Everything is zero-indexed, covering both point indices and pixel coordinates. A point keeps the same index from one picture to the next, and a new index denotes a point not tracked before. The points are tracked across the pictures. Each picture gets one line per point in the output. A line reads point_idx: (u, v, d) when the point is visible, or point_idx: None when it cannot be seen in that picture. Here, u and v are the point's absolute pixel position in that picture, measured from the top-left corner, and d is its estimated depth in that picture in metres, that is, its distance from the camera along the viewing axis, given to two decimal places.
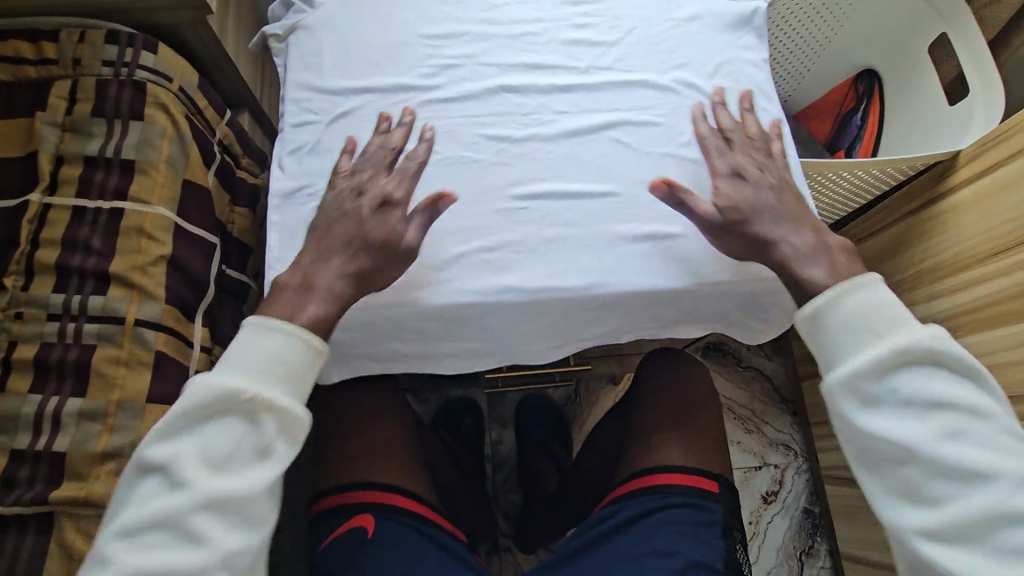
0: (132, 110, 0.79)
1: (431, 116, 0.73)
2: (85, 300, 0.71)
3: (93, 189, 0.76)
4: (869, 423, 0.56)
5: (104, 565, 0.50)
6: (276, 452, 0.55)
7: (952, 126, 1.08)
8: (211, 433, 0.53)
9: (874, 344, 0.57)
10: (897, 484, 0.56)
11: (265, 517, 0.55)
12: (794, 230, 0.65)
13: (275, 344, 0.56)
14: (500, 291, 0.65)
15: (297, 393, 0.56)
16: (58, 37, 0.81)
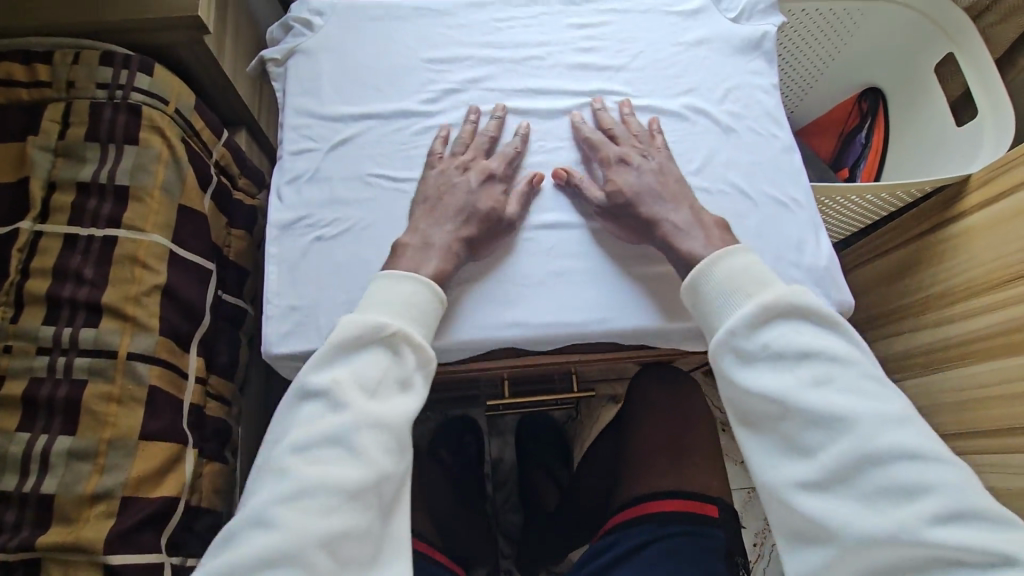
0: (127, 134, 0.77)
1: (433, 143, 0.71)
2: (75, 333, 0.68)
3: (86, 216, 0.73)
4: (746, 379, 0.56)
5: (281, 480, 0.52)
6: (414, 385, 0.57)
7: (963, 147, 1.06)
8: (361, 361, 0.55)
9: (747, 302, 0.58)
10: (780, 447, 0.56)
11: (408, 445, 0.56)
12: (675, 206, 0.65)
13: (406, 288, 0.59)
14: (507, 327, 0.64)
15: (428, 333, 0.59)
16: (51, 59, 0.79)
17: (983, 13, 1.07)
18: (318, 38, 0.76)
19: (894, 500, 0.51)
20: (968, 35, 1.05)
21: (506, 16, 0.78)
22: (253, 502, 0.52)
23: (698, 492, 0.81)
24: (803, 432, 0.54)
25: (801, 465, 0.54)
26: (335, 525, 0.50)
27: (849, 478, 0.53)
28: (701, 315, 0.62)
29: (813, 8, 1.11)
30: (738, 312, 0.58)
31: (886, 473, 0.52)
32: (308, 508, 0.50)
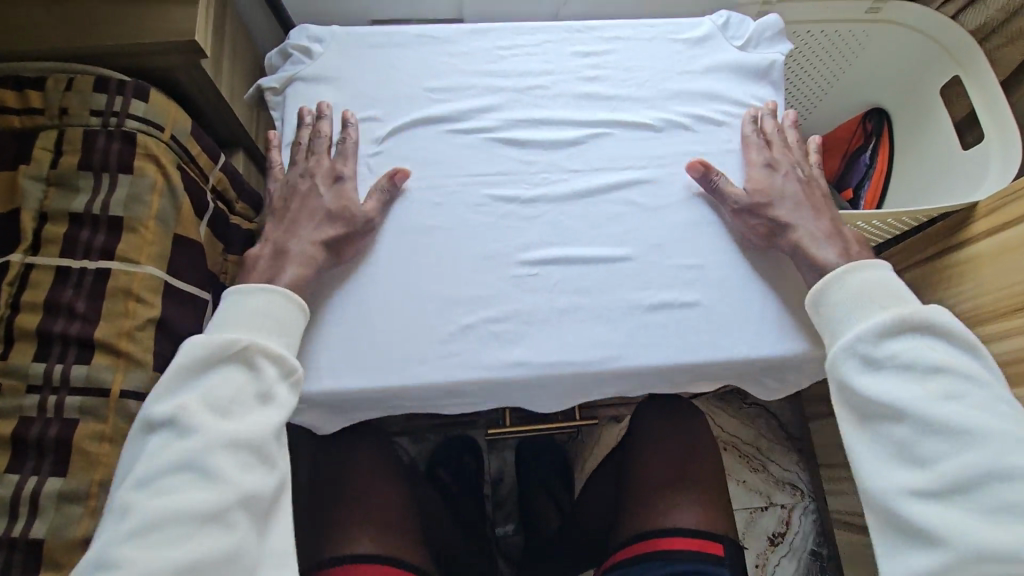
0: (121, 163, 0.76)
1: (435, 174, 0.70)
2: (67, 370, 0.67)
3: (78, 248, 0.72)
4: (870, 384, 0.58)
5: (124, 518, 0.49)
6: (277, 397, 0.56)
7: (970, 170, 1.05)
8: (212, 383, 0.54)
9: (880, 312, 0.59)
10: (892, 453, 0.57)
11: (276, 459, 0.55)
12: (817, 216, 0.67)
13: (260, 302, 0.58)
14: (507, 367, 0.61)
15: (287, 343, 0.58)
16: (44, 85, 0.78)
17: (990, 35, 1.06)
18: (319, 66, 0.75)
19: (1014, 518, 0.51)
20: (973, 56, 1.04)
21: (510, 44, 0.77)
22: (98, 541, 0.49)
23: (700, 529, 0.78)
24: (918, 441, 0.55)
25: (915, 473, 0.55)
26: (197, 550, 0.49)
27: (968, 489, 0.53)
28: (822, 324, 0.63)
29: (819, 30, 1.11)
30: (867, 322, 0.59)
31: (1012, 489, 0.52)
32: (164, 538, 0.49)
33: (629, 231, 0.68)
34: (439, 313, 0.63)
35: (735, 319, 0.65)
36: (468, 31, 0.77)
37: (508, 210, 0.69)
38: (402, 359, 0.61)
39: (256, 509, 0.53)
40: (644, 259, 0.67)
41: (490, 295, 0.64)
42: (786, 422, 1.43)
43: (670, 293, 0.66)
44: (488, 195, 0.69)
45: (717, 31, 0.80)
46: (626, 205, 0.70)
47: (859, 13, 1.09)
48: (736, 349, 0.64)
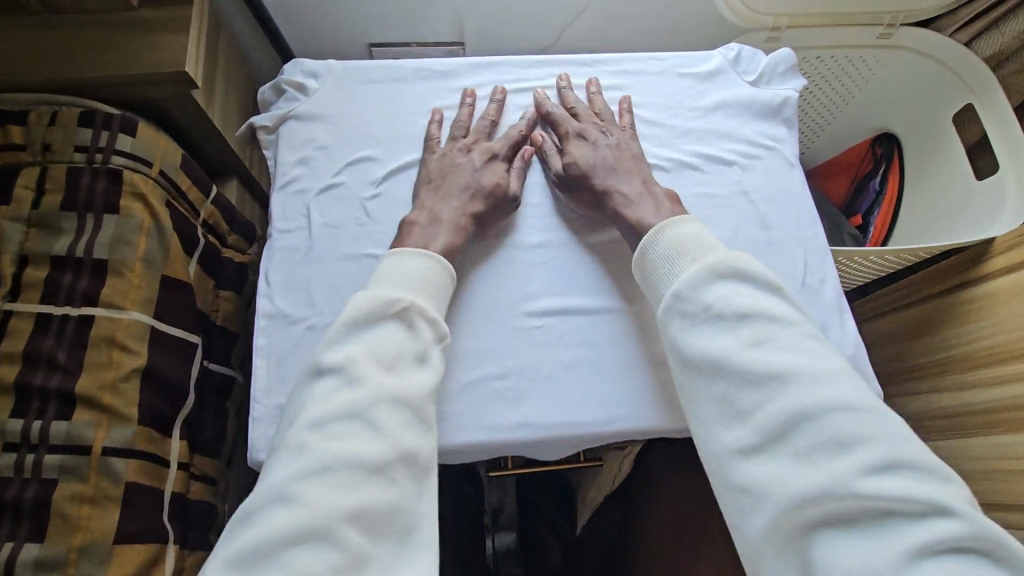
0: (106, 202, 0.72)
1: None
2: (46, 426, 0.63)
3: (61, 293, 0.68)
4: (692, 340, 0.55)
5: (296, 458, 0.48)
6: (432, 359, 0.56)
7: (986, 200, 1.02)
8: (375, 336, 0.54)
9: (692, 263, 0.58)
10: (718, 411, 0.53)
11: (431, 419, 0.54)
12: (624, 177, 0.66)
13: (415, 264, 0.59)
14: (511, 427, 0.58)
15: (440, 309, 0.59)
16: (26, 119, 0.74)
17: (1005, 62, 1.02)
18: (315, 103, 0.72)
19: (829, 455, 0.48)
20: (987, 85, 1.01)
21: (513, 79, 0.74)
22: (268, 479, 0.48)
23: None
24: (736, 391, 0.52)
25: (735, 427, 0.52)
26: (361, 498, 0.47)
27: (785, 437, 0.50)
28: (648, 285, 0.62)
29: (829, 55, 1.10)
30: (683, 276, 0.58)
31: (821, 428, 0.48)
32: (334, 484, 0.47)
33: (638, 280, 0.65)
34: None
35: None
36: (470, 65, 0.75)
37: (512, 255, 0.65)
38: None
39: (414, 469, 0.51)
40: (654, 309, 0.64)
41: (493, 349, 0.61)
42: None
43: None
44: (489, 241, 0.66)
45: (728, 65, 0.78)
46: None
47: (870, 39, 1.08)
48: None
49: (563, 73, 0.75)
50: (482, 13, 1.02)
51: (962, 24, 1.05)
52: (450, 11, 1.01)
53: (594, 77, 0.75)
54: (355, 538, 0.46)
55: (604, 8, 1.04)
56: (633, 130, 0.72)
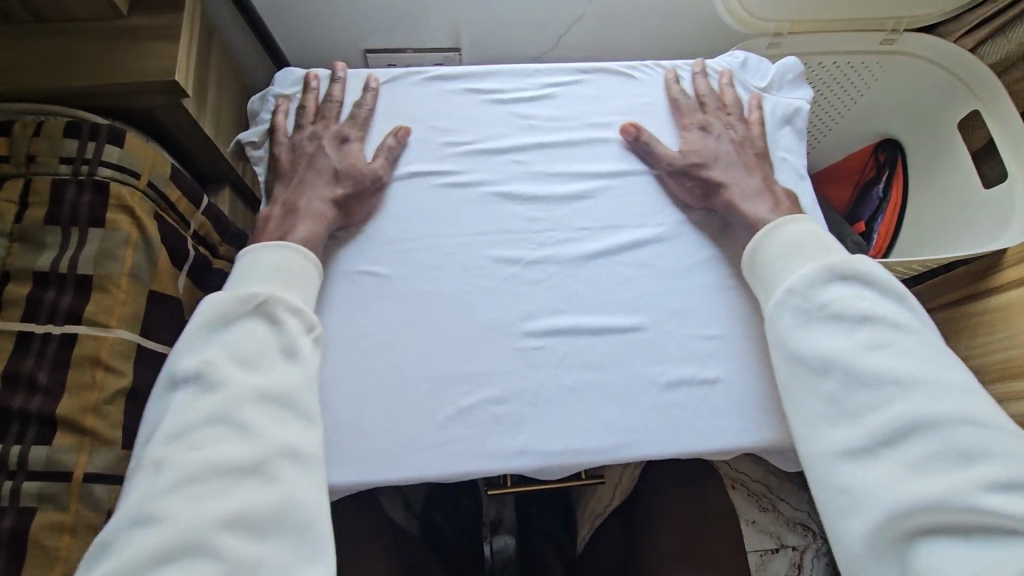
0: (92, 216, 0.70)
1: (433, 233, 0.64)
2: (24, 451, 0.61)
3: (43, 311, 0.66)
4: (801, 340, 0.56)
5: (158, 473, 0.47)
6: (305, 352, 0.54)
7: (996, 209, 0.99)
8: (236, 336, 0.52)
9: (808, 263, 0.57)
10: (824, 412, 0.54)
11: (313, 411, 0.53)
12: (743, 172, 0.67)
13: (276, 257, 0.57)
14: (513, 452, 0.55)
15: (308, 299, 0.57)
16: (10, 130, 0.72)
17: (1011, 68, 1.01)
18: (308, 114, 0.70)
19: (941, 466, 0.48)
20: (994, 92, 0.99)
21: (510, 88, 0.72)
22: (132, 498, 0.47)
23: None
24: (843, 396, 0.53)
25: (843, 430, 0.52)
26: (237, 504, 0.46)
27: (895, 443, 0.50)
28: (756, 281, 0.61)
29: (830, 61, 1.08)
30: (799, 273, 0.58)
31: (941, 439, 0.49)
32: (203, 493, 0.46)
33: (642, 297, 0.63)
34: (436, 391, 0.57)
35: (763, 396, 0.59)
36: (467, 74, 0.73)
37: (511, 272, 0.63)
38: (393, 447, 0.55)
39: (299, 465, 0.50)
40: (658, 328, 0.61)
41: (492, 370, 0.58)
42: None
43: (691, 367, 0.60)
44: (488, 257, 0.63)
45: (732, 72, 0.76)
46: (641, 268, 0.64)
47: (871, 45, 1.06)
48: (764, 431, 0.58)
49: (699, 60, 0.76)
50: (478, 19, 1.00)
51: (968, 30, 1.04)
52: (446, 18, 1.00)
53: (729, 69, 0.76)
54: (235, 544, 0.46)
55: (602, 14, 1.03)
56: (761, 127, 0.72)
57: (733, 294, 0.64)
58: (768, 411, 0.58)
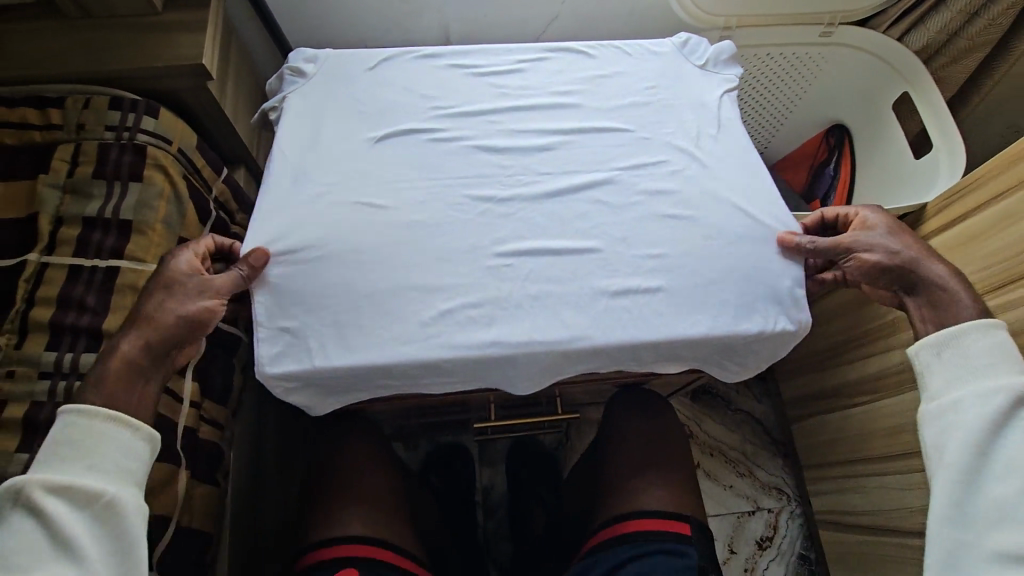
0: (132, 172, 0.83)
1: (420, 176, 0.77)
2: (77, 357, 0.74)
3: (90, 249, 0.79)
4: (984, 441, 0.63)
5: None
6: (74, 531, 0.56)
7: (923, 176, 1.13)
8: (6, 534, 0.56)
9: (1010, 374, 0.65)
10: (986, 511, 0.62)
11: None
12: (933, 259, 0.74)
13: (59, 431, 0.60)
14: (486, 342, 0.67)
15: (90, 465, 0.59)
16: (63, 103, 0.85)
17: (935, 55, 1.15)
18: (315, 85, 0.83)
19: None
20: (919, 74, 1.13)
21: (487, 63, 0.85)
22: None
23: (669, 511, 0.82)
24: (1008, 500, 0.61)
25: (994, 526, 0.61)
26: None
27: None
28: (937, 362, 0.68)
29: (778, 53, 1.20)
30: (1001, 379, 0.65)
31: None
32: None
33: (596, 227, 0.75)
34: (422, 296, 0.69)
35: (693, 300, 0.71)
36: (451, 52, 0.86)
37: (484, 207, 0.75)
38: (387, 339, 0.67)
39: None
40: (610, 252, 0.73)
41: (467, 283, 0.70)
42: (769, 427, 1.52)
43: (636, 279, 0.72)
44: (466, 196, 0.75)
45: (676, 49, 0.90)
46: (596, 204, 0.76)
47: (812, 37, 1.18)
48: (697, 329, 0.69)
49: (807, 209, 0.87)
50: (464, 19, 1.14)
51: (893, 24, 1.16)
52: (436, 17, 1.14)
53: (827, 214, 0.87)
54: None
55: (575, 15, 1.16)
56: None
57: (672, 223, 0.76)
58: (696, 316, 0.70)
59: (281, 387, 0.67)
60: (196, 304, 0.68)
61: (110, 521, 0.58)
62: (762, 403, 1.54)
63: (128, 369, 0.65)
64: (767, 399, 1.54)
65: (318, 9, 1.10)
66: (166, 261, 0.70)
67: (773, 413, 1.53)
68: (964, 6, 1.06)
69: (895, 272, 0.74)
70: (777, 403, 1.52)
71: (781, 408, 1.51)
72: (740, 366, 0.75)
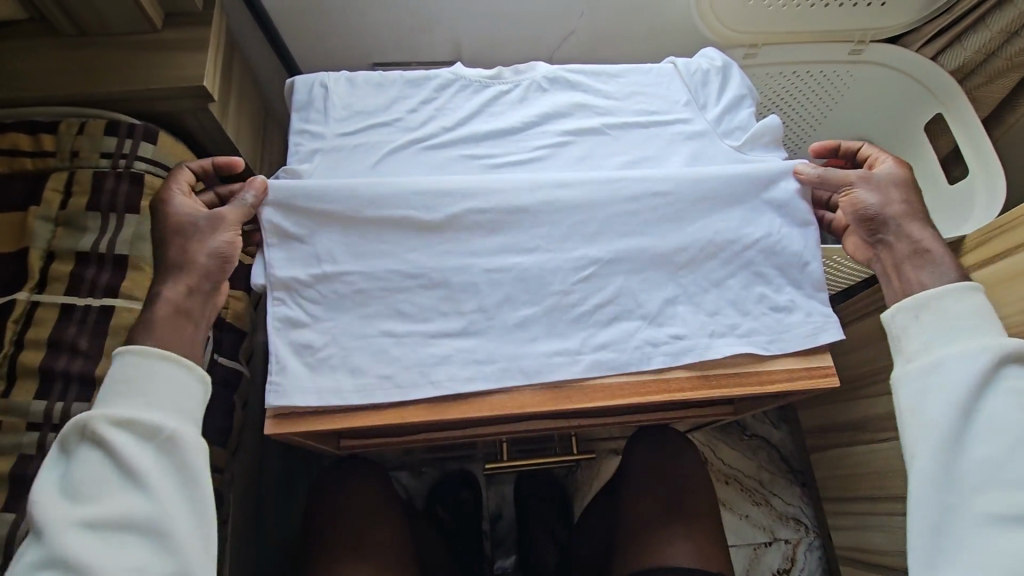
0: (128, 204, 0.78)
1: (443, 268, 0.69)
2: (67, 407, 0.69)
3: (84, 286, 0.74)
4: (982, 410, 0.59)
5: None
6: (141, 463, 0.53)
7: (956, 204, 1.08)
8: (78, 468, 0.53)
9: (995, 335, 0.61)
10: (986, 481, 0.57)
11: (165, 510, 0.53)
12: (919, 230, 0.68)
13: (116, 366, 0.57)
14: (485, 280, 0.69)
15: (146, 399, 0.56)
16: (57, 128, 0.81)
17: (970, 75, 1.10)
18: (331, 112, 0.78)
19: None
20: (954, 94, 1.08)
21: (501, 150, 0.77)
22: None
23: (694, 567, 0.76)
24: (995, 463, 0.57)
25: (982, 491, 0.57)
26: None
27: None
28: (916, 323, 0.63)
29: (805, 71, 1.15)
30: (983, 341, 0.60)
31: None
32: None
33: (614, 270, 0.70)
34: (426, 207, 0.70)
35: (699, 223, 0.73)
36: (479, 77, 0.82)
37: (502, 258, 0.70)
38: (421, 206, 0.70)
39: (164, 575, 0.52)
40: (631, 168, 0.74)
41: (489, 216, 0.70)
42: (787, 454, 1.47)
43: (671, 231, 0.72)
44: (489, 261, 0.70)
45: (710, 127, 0.80)
46: (626, 243, 0.71)
47: (841, 55, 1.13)
48: (699, 239, 0.72)
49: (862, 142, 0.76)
50: (478, 34, 1.09)
51: (927, 40, 1.12)
52: (447, 32, 1.09)
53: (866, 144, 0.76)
54: None
55: (592, 30, 1.11)
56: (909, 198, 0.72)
57: (692, 276, 0.72)
58: (724, 216, 0.73)
59: (284, 320, 0.67)
60: (213, 241, 0.65)
61: (173, 453, 0.55)
62: (780, 428, 1.49)
63: (180, 314, 0.62)
64: (785, 424, 1.49)
65: (325, 24, 1.05)
66: (160, 208, 0.65)
67: (790, 439, 1.48)
68: (1004, 27, 1.00)
69: (873, 221, 0.69)
70: (795, 429, 1.47)
71: (799, 433, 1.45)
72: (825, 322, 0.71)
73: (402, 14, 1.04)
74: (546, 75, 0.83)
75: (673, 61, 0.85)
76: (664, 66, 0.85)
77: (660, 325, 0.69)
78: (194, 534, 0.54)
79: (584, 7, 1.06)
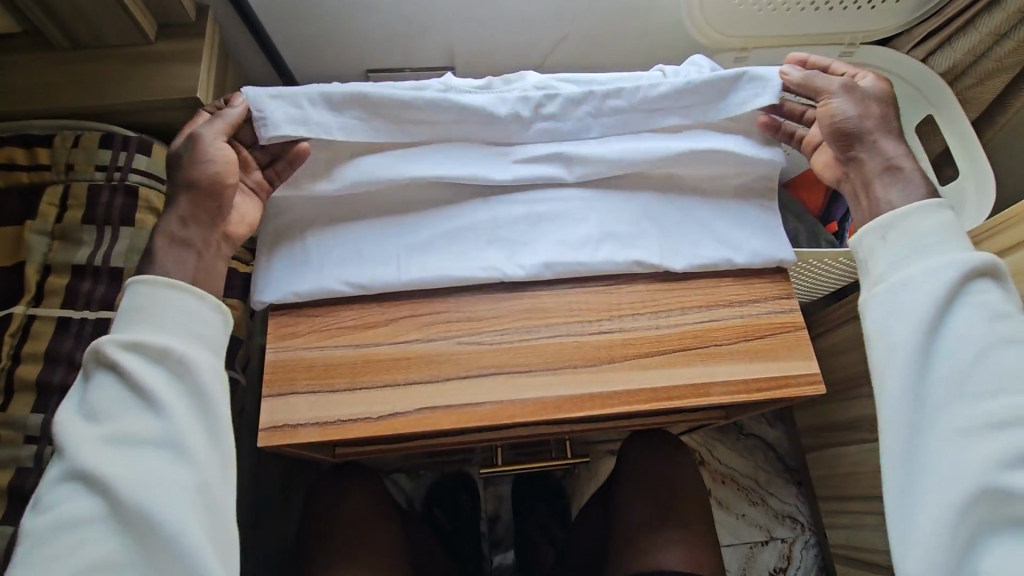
0: (123, 217, 0.79)
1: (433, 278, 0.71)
2: None
3: (80, 299, 0.75)
4: (946, 328, 0.61)
5: (46, 511, 0.53)
6: (149, 389, 0.56)
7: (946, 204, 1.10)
8: (96, 392, 0.57)
9: (963, 249, 0.63)
10: (950, 394, 0.59)
11: (178, 430, 0.56)
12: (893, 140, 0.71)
13: (127, 297, 0.61)
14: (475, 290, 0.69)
15: (155, 325, 0.59)
16: (52, 142, 0.81)
17: (961, 78, 1.11)
18: None
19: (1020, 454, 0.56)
20: (942, 91, 1.08)
21: None
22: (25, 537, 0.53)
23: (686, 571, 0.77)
24: (960, 378, 0.59)
25: (948, 406, 0.59)
26: (137, 503, 0.53)
27: (1007, 430, 0.56)
28: (881, 245, 0.66)
29: None
30: (950, 255, 0.63)
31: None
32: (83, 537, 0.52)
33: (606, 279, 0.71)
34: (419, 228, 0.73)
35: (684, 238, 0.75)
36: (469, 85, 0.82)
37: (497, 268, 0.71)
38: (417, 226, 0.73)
39: (194, 496, 0.55)
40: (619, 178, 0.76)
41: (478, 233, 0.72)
42: (783, 453, 1.47)
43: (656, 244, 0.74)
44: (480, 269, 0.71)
45: None
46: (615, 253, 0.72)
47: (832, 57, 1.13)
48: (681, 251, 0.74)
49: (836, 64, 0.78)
50: (469, 39, 1.10)
51: (918, 42, 1.11)
52: (440, 39, 1.09)
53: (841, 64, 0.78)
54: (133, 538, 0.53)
55: (585, 34, 1.11)
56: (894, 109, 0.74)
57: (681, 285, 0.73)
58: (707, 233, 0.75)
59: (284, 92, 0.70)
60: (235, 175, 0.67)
61: (184, 375, 0.58)
62: (775, 427, 1.50)
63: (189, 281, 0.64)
64: (781, 423, 1.50)
65: (317, 32, 1.06)
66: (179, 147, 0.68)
67: (786, 437, 1.48)
68: (993, 29, 1.02)
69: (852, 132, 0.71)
70: (790, 427, 1.47)
71: (794, 432, 1.46)
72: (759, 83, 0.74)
73: (394, 22, 1.05)
74: (535, 83, 0.83)
75: (662, 68, 0.86)
76: (653, 73, 0.86)
77: (644, 335, 0.71)
78: (202, 461, 0.56)
79: (575, 12, 1.06)
